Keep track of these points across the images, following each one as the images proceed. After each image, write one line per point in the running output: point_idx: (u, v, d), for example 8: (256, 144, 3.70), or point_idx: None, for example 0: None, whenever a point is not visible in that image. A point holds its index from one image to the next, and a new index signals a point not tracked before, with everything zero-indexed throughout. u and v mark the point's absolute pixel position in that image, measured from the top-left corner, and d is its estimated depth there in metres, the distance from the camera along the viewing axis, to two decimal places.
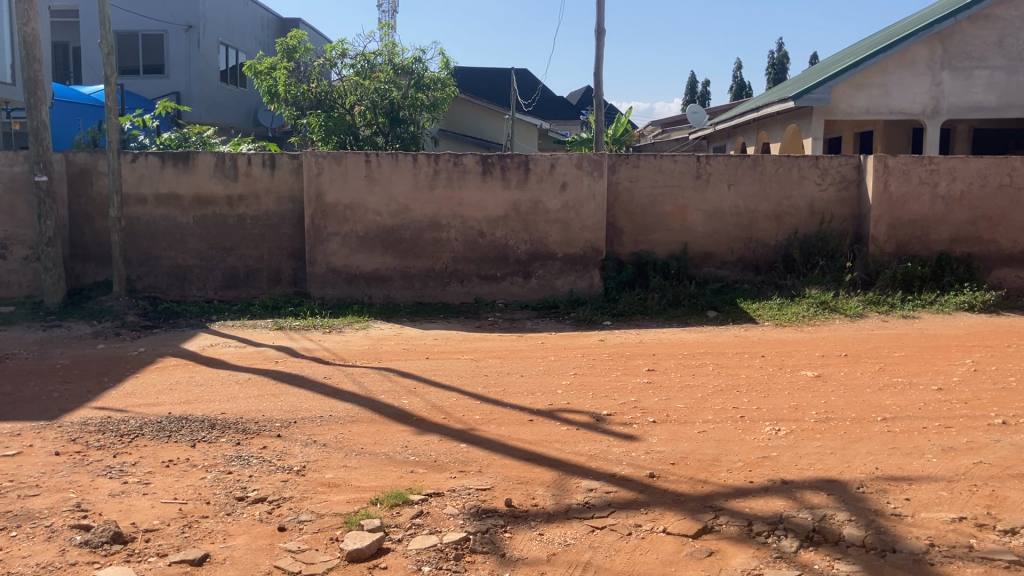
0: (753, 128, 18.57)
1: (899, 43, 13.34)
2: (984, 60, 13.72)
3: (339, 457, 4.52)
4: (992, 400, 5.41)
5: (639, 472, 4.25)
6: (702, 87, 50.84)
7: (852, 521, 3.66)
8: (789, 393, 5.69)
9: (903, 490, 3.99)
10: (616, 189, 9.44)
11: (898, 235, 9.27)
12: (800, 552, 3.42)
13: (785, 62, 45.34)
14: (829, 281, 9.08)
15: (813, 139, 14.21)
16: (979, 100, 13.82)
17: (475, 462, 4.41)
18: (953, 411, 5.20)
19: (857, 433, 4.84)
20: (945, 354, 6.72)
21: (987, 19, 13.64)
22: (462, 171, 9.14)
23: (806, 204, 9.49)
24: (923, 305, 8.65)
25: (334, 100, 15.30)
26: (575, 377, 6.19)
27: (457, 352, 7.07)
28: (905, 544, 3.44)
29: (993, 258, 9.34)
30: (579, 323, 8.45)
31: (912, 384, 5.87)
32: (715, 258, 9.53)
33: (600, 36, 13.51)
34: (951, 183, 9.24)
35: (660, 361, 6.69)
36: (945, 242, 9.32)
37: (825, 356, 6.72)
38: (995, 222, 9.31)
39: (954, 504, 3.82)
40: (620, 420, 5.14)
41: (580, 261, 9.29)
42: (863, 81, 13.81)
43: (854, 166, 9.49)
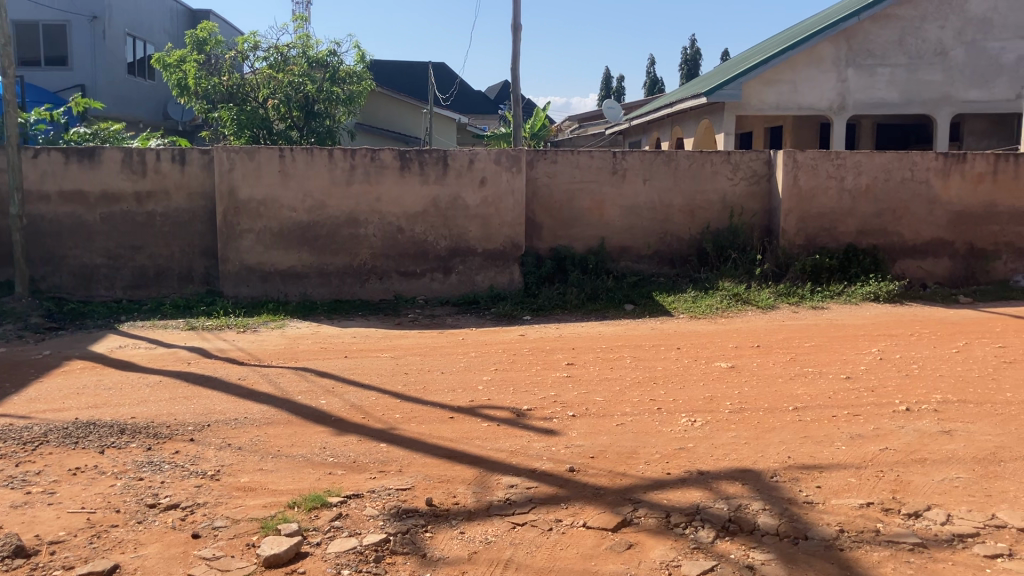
0: (667, 123, 18.90)
1: (807, 41, 13.73)
2: (885, 58, 14.27)
3: (256, 460, 4.43)
4: (897, 388, 5.60)
5: (559, 466, 4.28)
6: (616, 83, 51.55)
7: (766, 510, 3.74)
8: (704, 384, 5.80)
9: (814, 478, 4.10)
10: (534, 184, 9.49)
11: (807, 228, 9.53)
12: (716, 542, 3.48)
13: (697, 59, 46.31)
14: (742, 274, 9.28)
15: (726, 134, 14.52)
16: (882, 97, 14.37)
17: (394, 461, 4.37)
18: (861, 399, 5.36)
19: (769, 423, 4.96)
20: (852, 344, 6.92)
21: (888, 18, 14.16)
22: (379, 166, 9.04)
23: (719, 198, 9.69)
24: (831, 296, 8.92)
25: (247, 92, 14.97)
26: (495, 373, 6.18)
27: (376, 350, 7.00)
28: (816, 531, 3.54)
29: (896, 249, 9.63)
30: (499, 318, 8.45)
31: (821, 373, 6.03)
32: (632, 252, 9.65)
33: (516, 30, 13.51)
34: (856, 177, 9.51)
35: (579, 354, 6.74)
36: (851, 235, 9.58)
37: (739, 347, 6.87)
38: (898, 215, 9.59)
39: (861, 491, 3.94)
40: (541, 414, 5.16)
41: (500, 256, 9.29)
42: (773, 77, 14.17)
43: (765, 161, 9.74)
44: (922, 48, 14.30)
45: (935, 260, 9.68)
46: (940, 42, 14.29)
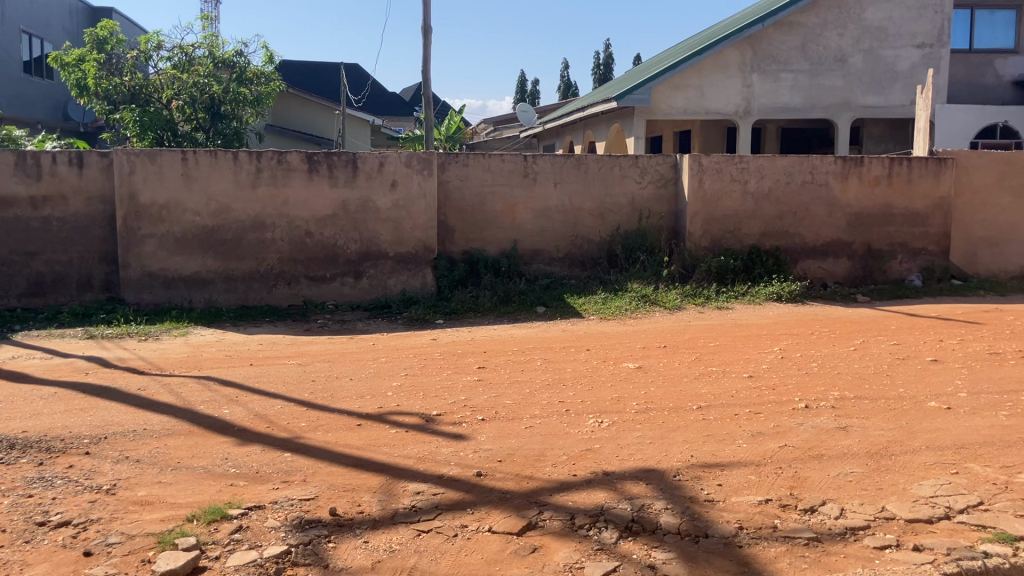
0: (579, 127, 19.09)
1: (713, 47, 14.05)
2: (788, 64, 14.70)
3: (154, 473, 4.29)
4: (797, 385, 5.77)
5: (466, 471, 4.27)
6: (530, 86, 51.89)
7: (668, 509, 3.80)
8: (612, 385, 5.87)
9: (716, 476, 4.19)
10: (445, 187, 9.47)
11: (713, 230, 9.74)
12: (619, 542, 3.52)
13: (609, 64, 46.96)
14: (651, 275, 9.42)
15: (636, 138, 14.74)
16: (785, 102, 14.79)
17: (299, 471, 4.30)
18: (762, 397, 5.50)
19: (674, 422, 5.04)
20: (755, 343, 7.09)
21: (791, 26, 14.63)
22: (286, 169, 8.89)
23: (628, 202, 9.84)
24: (736, 296, 9.13)
25: (150, 93, 14.57)
26: (404, 378, 6.14)
27: (283, 357, 6.87)
28: (716, 529, 3.61)
29: (798, 250, 9.91)
30: (410, 322, 8.39)
31: (725, 372, 6.17)
32: (544, 255, 9.71)
33: (426, 34, 13.47)
34: (760, 180, 9.76)
35: (490, 358, 6.75)
36: (755, 236, 9.82)
37: (646, 348, 6.98)
38: (799, 218, 9.87)
39: (761, 488, 4.04)
40: (450, 419, 5.14)
41: (412, 260, 9.23)
42: (681, 82, 14.44)
43: (672, 165, 9.93)
44: (823, 55, 14.77)
45: (835, 260, 10.00)
46: (839, 49, 14.79)
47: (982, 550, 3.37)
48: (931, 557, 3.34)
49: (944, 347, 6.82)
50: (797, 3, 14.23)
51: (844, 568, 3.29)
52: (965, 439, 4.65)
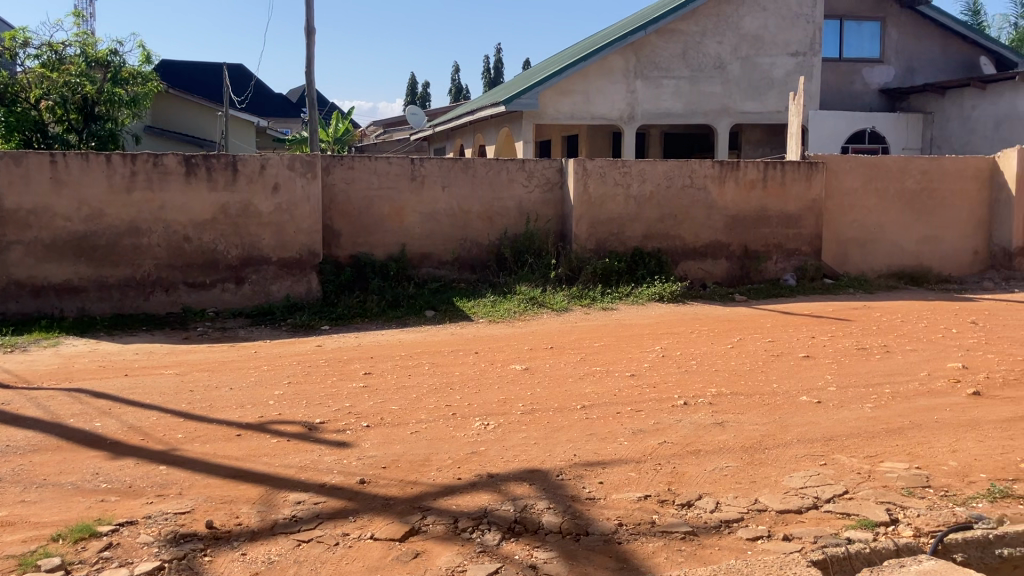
0: (468, 131, 19.15)
1: (598, 53, 14.32)
2: (669, 70, 15.10)
3: (17, 492, 4.09)
4: (677, 383, 5.93)
5: (349, 479, 4.22)
6: (421, 88, 51.73)
7: (551, 508, 3.85)
8: (498, 387, 5.90)
9: (597, 474, 4.26)
10: (330, 191, 9.34)
11: (598, 232, 9.91)
12: (502, 544, 3.54)
13: (499, 67, 47.25)
14: (538, 278, 9.52)
15: (524, 142, 14.86)
16: (667, 108, 15.18)
17: (174, 484, 4.16)
18: (644, 395, 5.63)
19: (558, 422, 5.11)
20: (639, 342, 7.25)
21: (672, 33, 15.07)
22: (164, 173, 8.62)
23: (515, 205, 9.94)
24: (620, 298, 9.32)
25: (16, 93, 13.47)
26: (288, 386, 6.02)
27: (160, 366, 6.64)
28: (596, 526, 3.67)
29: (679, 252, 10.18)
30: (295, 328, 8.24)
31: (608, 371, 6.29)
32: (431, 259, 9.68)
33: (310, 35, 13.27)
34: (642, 184, 9.99)
35: (376, 363, 6.69)
36: (638, 239, 10.04)
37: (533, 350, 7.04)
38: (680, 220, 10.15)
39: (640, 484, 4.13)
40: (333, 427, 5.07)
41: (296, 265, 9.06)
42: (567, 87, 14.64)
43: (557, 169, 10.08)
44: (702, 62, 15.25)
45: (714, 261, 10.31)
46: (718, 57, 15.29)
47: (846, 536, 3.52)
48: (799, 545, 3.47)
49: (814, 344, 7.13)
50: (677, 11, 14.67)
51: (718, 559, 3.40)
52: (833, 431, 4.86)
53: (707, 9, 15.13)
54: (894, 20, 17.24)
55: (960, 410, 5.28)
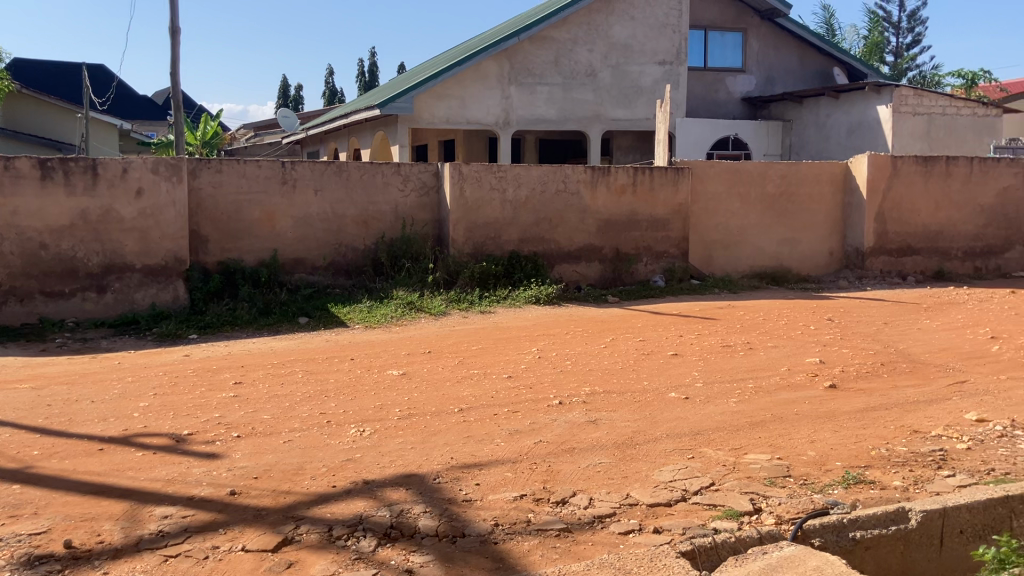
0: (343, 134, 18.91)
1: (472, 58, 14.40)
2: (543, 77, 15.32)
3: None
4: (553, 383, 6.02)
5: (219, 491, 4.10)
6: (294, 92, 50.75)
7: (427, 512, 3.84)
8: (374, 393, 5.85)
9: (474, 475, 4.28)
10: (198, 195, 9.06)
11: (474, 236, 9.96)
12: (377, 550, 3.51)
13: (375, 71, 46.84)
14: (414, 282, 9.48)
15: (400, 147, 14.79)
16: (541, 113, 15.40)
17: (29, 504, 3.95)
18: (520, 396, 5.69)
19: (435, 426, 5.10)
20: (515, 345, 7.33)
21: (544, 40, 15.32)
22: (15, 176, 8.16)
23: (390, 209, 9.88)
24: (497, 301, 9.39)
25: None
26: (154, 398, 5.80)
27: (14, 381, 6.29)
28: (472, 528, 3.69)
29: (554, 255, 10.33)
30: (162, 338, 7.95)
31: (485, 374, 6.32)
32: (305, 264, 9.51)
33: (175, 35, 12.83)
34: (517, 188, 10.09)
35: (248, 372, 6.52)
36: (514, 242, 10.14)
37: (410, 354, 7.01)
38: (555, 224, 10.31)
39: (516, 484, 4.17)
40: (203, 438, 4.92)
41: (162, 272, 8.73)
42: (443, 92, 14.66)
43: (432, 173, 10.09)
44: (575, 69, 15.54)
45: (588, 264, 10.51)
46: (589, 65, 15.62)
47: (712, 526, 3.64)
48: (668, 537, 3.57)
49: (683, 342, 7.36)
50: (549, 19, 14.92)
51: (591, 555, 3.47)
52: (700, 425, 5.04)
53: (579, 18, 15.46)
54: (755, 31, 18.02)
55: (817, 402, 5.56)
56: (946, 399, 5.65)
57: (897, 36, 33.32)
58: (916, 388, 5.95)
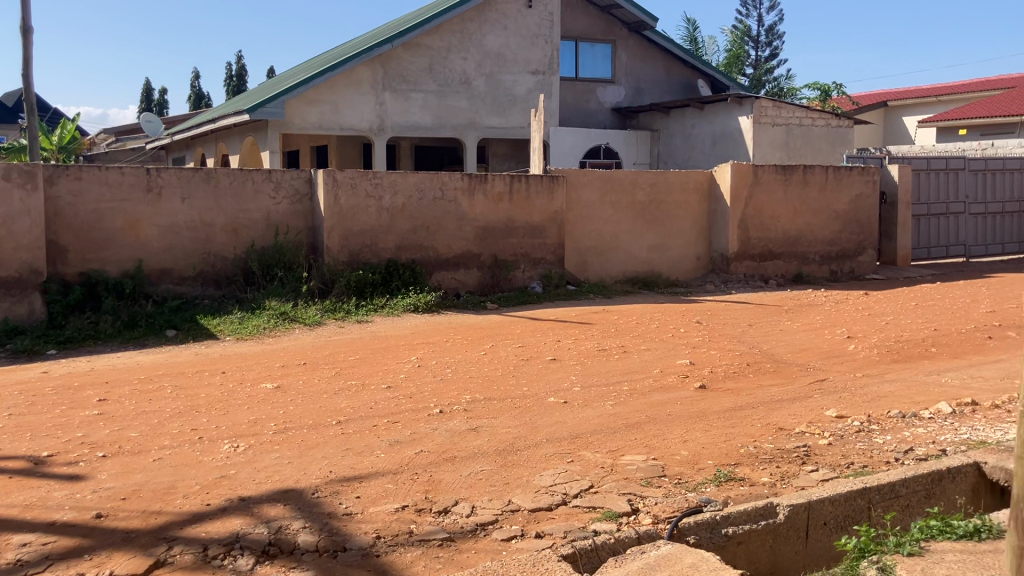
0: (210, 140, 18.34)
1: (345, 63, 14.23)
2: (417, 84, 15.28)
3: None
4: (432, 392, 6.00)
5: (83, 514, 3.90)
6: (157, 95, 48.88)
7: (306, 527, 3.77)
8: (249, 407, 5.69)
9: (354, 488, 4.22)
10: (55, 203, 8.62)
11: (350, 244, 9.83)
12: (256, 568, 3.42)
13: (243, 75, 45.63)
14: (288, 292, 9.27)
15: (271, 153, 14.46)
16: (416, 120, 15.35)
17: None
18: (399, 407, 5.64)
19: (312, 439, 5.01)
20: (393, 354, 7.27)
21: (418, 47, 15.29)
22: None
23: (262, 217, 9.65)
24: (374, 309, 9.29)
25: None
26: (9, 419, 5.46)
27: None
28: (353, 541, 3.64)
29: (432, 263, 10.30)
30: (17, 354, 7.50)
31: (363, 385, 6.24)
32: (173, 274, 9.17)
33: (26, 34, 12.17)
34: (393, 196, 10.03)
35: (113, 389, 6.23)
36: (391, 250, 10.06)
37: (285, 366, 6.85)
38: (431, 232, 10.28)
39: (397, 495, 4.14)
40: (64, 460, 4.67)
41: (16, 285, 8.21)
42: (314, 97, 14.43)
43: (305, 180, 9.91)
44: (449, 76, 15.58)
45: (466, 271, 10.51)
46: (463, 72, 15.69)
47: (592, 529, 3.71)
48: (550, 541, 3.61)
49: (560, 347, 7.47)
50: (422, 26, 14.90)
51: (474, 563, 3.47)
52: (578, 429, 5.13)
53: (451, 26, 15.52)
54: (623, 43, 18.52)
55: (689, 402, 5.75)
56: (807, 396, 5.95)
57: (756, 49, 34.81)
58: (779, 387, 6.23)
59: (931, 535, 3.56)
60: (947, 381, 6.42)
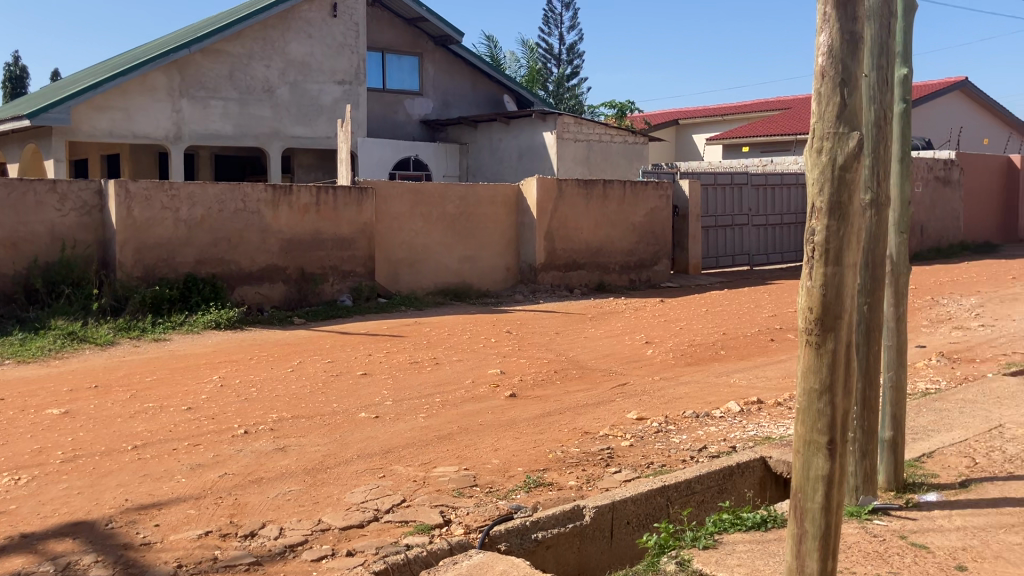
0: None
1: (137, 69, 13.51)
2: (217, 91, 14.73)
3: None
4: (236, 412, 5.78)
5: None
6: None
7: (99, 561, 3.52)
8: (32, 436, 5.26)
9: (152, 517, 4.00)
10: None
11: (144, 258, 9.31)
12: None
13: (22, 78, 42.32)
14: (77, 310, 8.67)
15: (55, 161, 13.50)
16: (216, 129, 14.78)
17: None
18: (201, 429, 5.39)
19: (105, 467, 4.70)
20: (194, 373, 6.95)
21: (217, 53, 14.75)
22: None
23: (45, 230, 8.99)
24: (172, 327, 8.85)
25: None
26: None
27: None
28: (152, 572, 3.44)
29: (235, 277, 9.92)
30: None
31: (161, 407, 5.92)
32: None
33: None
34: (191, 208, 9.60)
35: None
36: (190, 265, 9.61)
37: (73, 391, 6.39)
38: (234, 244, 9.90)
39: (200, 521, 3.96)
40: None
41: None
42: (103, 103, 13.61)
43: (94, 191, 9.31)
44: (251, 85, 15.12)
45: (271, 285, 10.19)
46: (266, 81, 15.28)
47: (404, 543, 3.67)
48: (362, 558, 3.55)
49: (370, 361, 7.40)
50: (221, 32, 14.39)
51: None
52: (389, 443, 5.09)
53: (253, 33, 15.09)
54: (430, 57, 18.66)
55: (499, 412, 5.84)
56: (611, 400, 6.19)
57: (558, 67, 35.87)
58: (584, 392, 6.45)
59: (723, 528, 3.78)
60: (735, 381, 6.87)
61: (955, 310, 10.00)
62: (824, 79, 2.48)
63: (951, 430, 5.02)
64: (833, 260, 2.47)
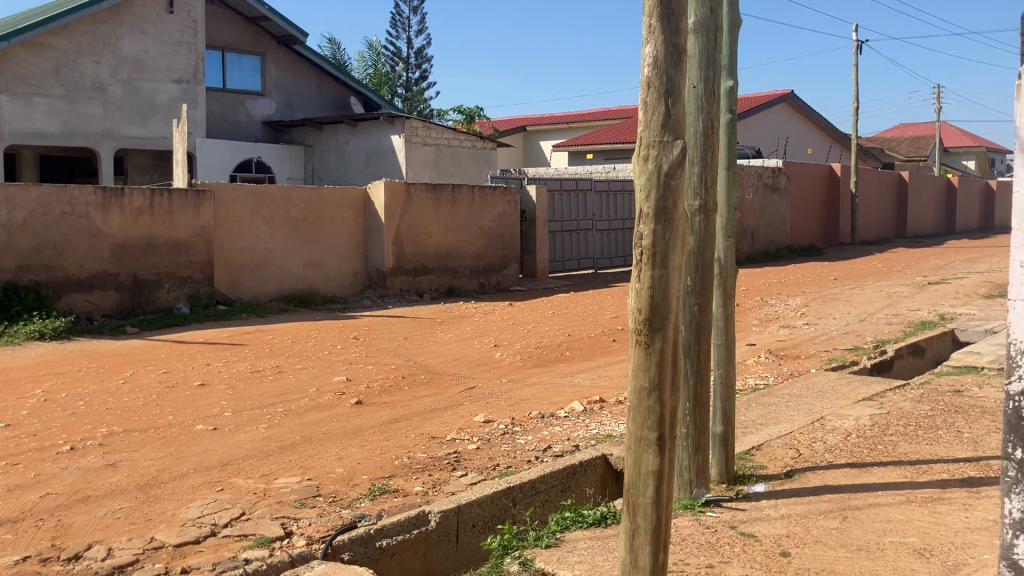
0: None
1: None
2: (41, 87, 13.87)
3: None
4: (62, 428, 5.45)
5: None
6: None
7: None
8: None
9: None
10: None
11: None
12: None
13: None
14: None
15: None
16: (40, 127, 13.91)
17: None
18: (21, 447, 5.05)
19: None
20: (15, 388, 6.50)
21: (41, 47, 13.90)
22: None
23: None
24: None
25: None
26: None
27: None
28: None
29: (61, 284, 9.35)
30: None
31: None
32: None
33: None
34: (11, 211, 8.98)
35: None
36: (10, 272, 8.99)
37: None
38: (59, 250, 9.33)
39: (18, 546, 3.70)
40: None
41: None
42: None
43: None
44: (79, 81, 14.32)
45: (102, 293, 9.66)
46: (96, 78, 14.51)
47: (243, 557, 3.54)
48: None
49: (210, 370, 7.14)
50: (46, 25, 13.56)
51: None
52: (228, 455, 4.92)
53: (81, 26, 14.30)
54: (273, 56, 18.20)
55: (344, 420, 5.74)
56: (458, 404, 6.21)
57: (407, 71, 35.70)
58: (431, 397, 6.43)
59: (565, 527, 3.86)
60: (579, 382, 7.03)
61: (782, 310, 10.59)
62: (649, 89, 2.59)
63: (778, 423, 5.30)
64: (660, 263, 2.56)
